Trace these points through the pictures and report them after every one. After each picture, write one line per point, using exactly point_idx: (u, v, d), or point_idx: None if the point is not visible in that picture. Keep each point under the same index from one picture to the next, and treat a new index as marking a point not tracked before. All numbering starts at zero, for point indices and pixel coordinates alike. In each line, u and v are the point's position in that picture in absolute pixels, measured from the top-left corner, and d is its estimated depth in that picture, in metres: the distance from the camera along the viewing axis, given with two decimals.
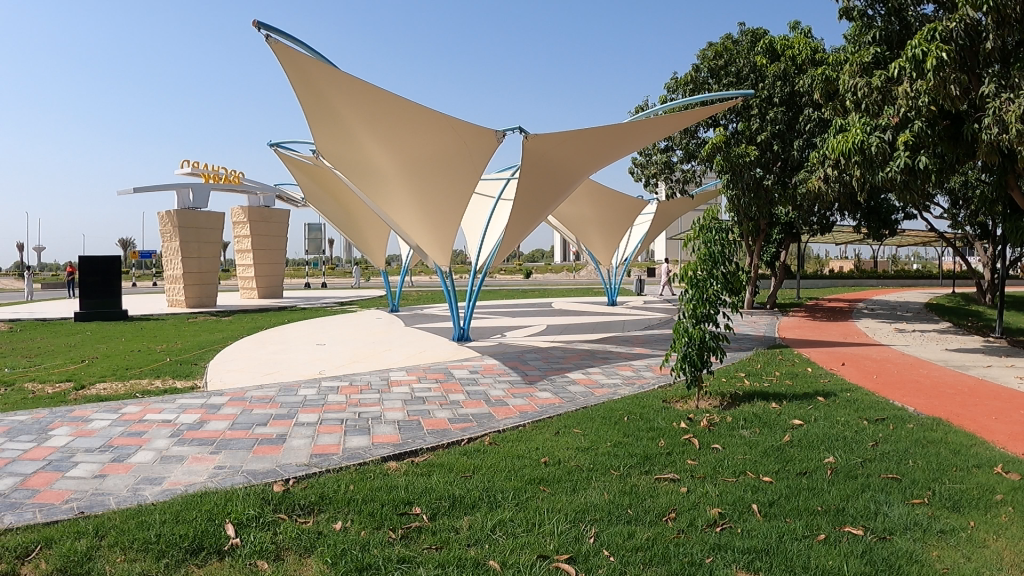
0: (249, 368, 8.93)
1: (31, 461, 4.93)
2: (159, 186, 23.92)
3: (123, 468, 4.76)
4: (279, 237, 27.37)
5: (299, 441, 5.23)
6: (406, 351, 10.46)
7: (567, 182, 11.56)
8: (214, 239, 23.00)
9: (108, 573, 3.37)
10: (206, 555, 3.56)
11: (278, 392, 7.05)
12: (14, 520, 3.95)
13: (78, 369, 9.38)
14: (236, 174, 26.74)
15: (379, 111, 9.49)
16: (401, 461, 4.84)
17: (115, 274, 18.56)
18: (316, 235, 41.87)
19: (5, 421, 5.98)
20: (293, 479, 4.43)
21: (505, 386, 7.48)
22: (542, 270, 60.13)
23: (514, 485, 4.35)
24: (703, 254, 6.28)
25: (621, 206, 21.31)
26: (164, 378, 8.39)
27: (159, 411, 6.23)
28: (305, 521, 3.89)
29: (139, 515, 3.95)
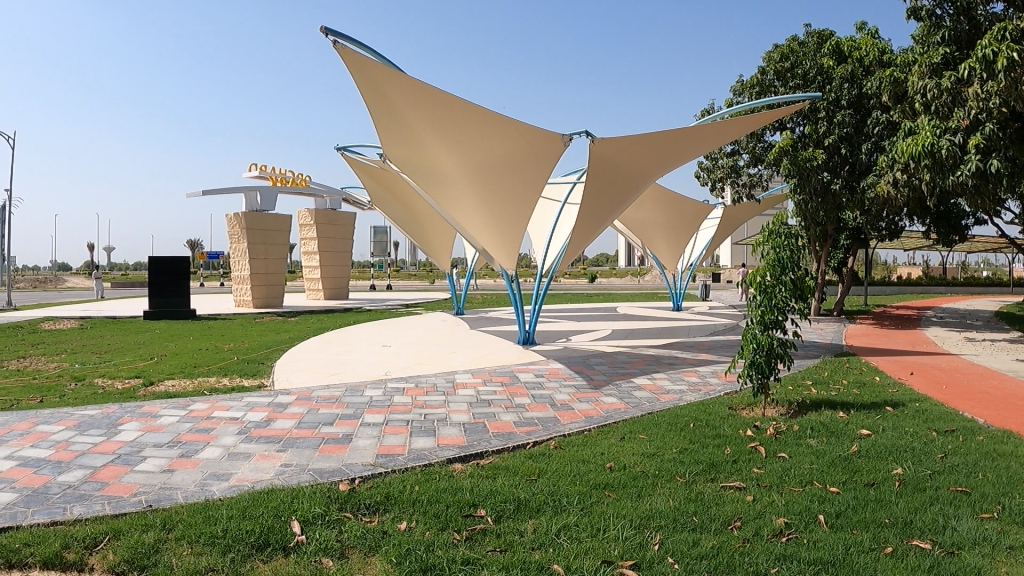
0: (315, 368, 9.10)
1: (100, 454, 5.07)
2: (226, 188, 24.43)
3: (191, 464, 4.87)
4: (345, 239, 27.74)
5: (365, 441, 5.29)
6: (468, 354, 10.54)
7: (632, 187, 11.50)
8: (281, 241, 23.43)
9: (176, 565, 3.47)
10: (272, 551, 3.63)
11: (344, 392, 7.14)
12: (84, 511, 4.08)
13: (147, 367, 9.61)
14: (303, 176, 27.14)
15: (442, 112, 9.51)
16: (467, 463, 4.87)
17: (183, 274, 18.95)
18: (382, 237, 42.51)
19: (76, 415, 6.18)
20: (358, 478, 4.49)
21: (570, 389, 7.47)
22: (607, 273, 59.90)
23: (580, 489, 4.33)
24: (772, 260, 6.18)
25: (687, 211, 21.16)
26: (233, 376, 8.57)
27: (227, 409, 6.36)
28: (370, 521, 3.93)
29: (207, 510, 4.03)
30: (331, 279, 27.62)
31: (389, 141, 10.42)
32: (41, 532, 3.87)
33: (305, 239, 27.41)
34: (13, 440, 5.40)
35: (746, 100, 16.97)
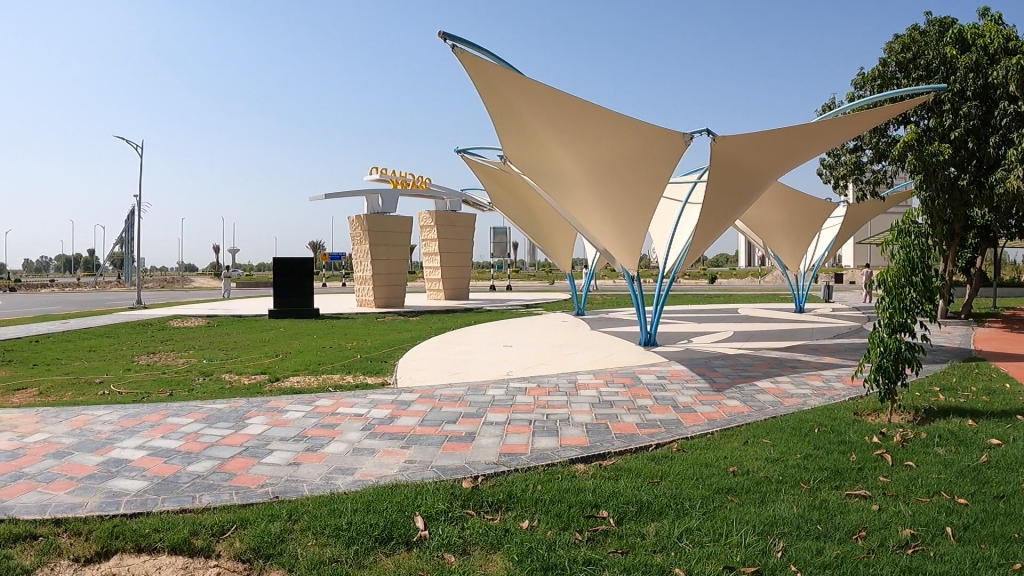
0: (437, 367, 9.26)
1: (228, 447, 5.28)
2: (346, 192, 25.20)
3: (316, 458, 5.02)
4: (463, 240, 28.14)
5: (487, 440, 5.34)
6: (591, 354, 10.55)
7: (754, 186, 11.27)
8: (402, 242, 23.97)
9: (301, 555, 3.61)
10: (395, 544, 3.71)
11: (466, 391, 7.24)
12: (213, 500, 4.26)
13: (273, 363, 9.98)
14: (424, 178, 27.62)
15: (561, 110, 9.49)
16: (589, 464, 4.86)
17: (306, 275, 19.58)
18: (500, 239, 43.28)
19: (206, 409, 6.47)
20: (481, 476, 4.54)
21: (692, 392, 7.38)
22: (725, 275, 58.77)
23: (702, 493, 4.28)
24: (902, 260, 5.97)
25: (810, 210, 20.63)
26: (355, 374, 8.82)
27: (351, 405, 6.54)
28: (493, 518, 3.97)
29: (332, 503, 4.15)
30: (450, 280, 28.06)
31: (509, 145, 10.53)
32: (172, 519, 4.08)
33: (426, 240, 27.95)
34: (146, 431, 5.70)
35: (868, 93, 16.39)
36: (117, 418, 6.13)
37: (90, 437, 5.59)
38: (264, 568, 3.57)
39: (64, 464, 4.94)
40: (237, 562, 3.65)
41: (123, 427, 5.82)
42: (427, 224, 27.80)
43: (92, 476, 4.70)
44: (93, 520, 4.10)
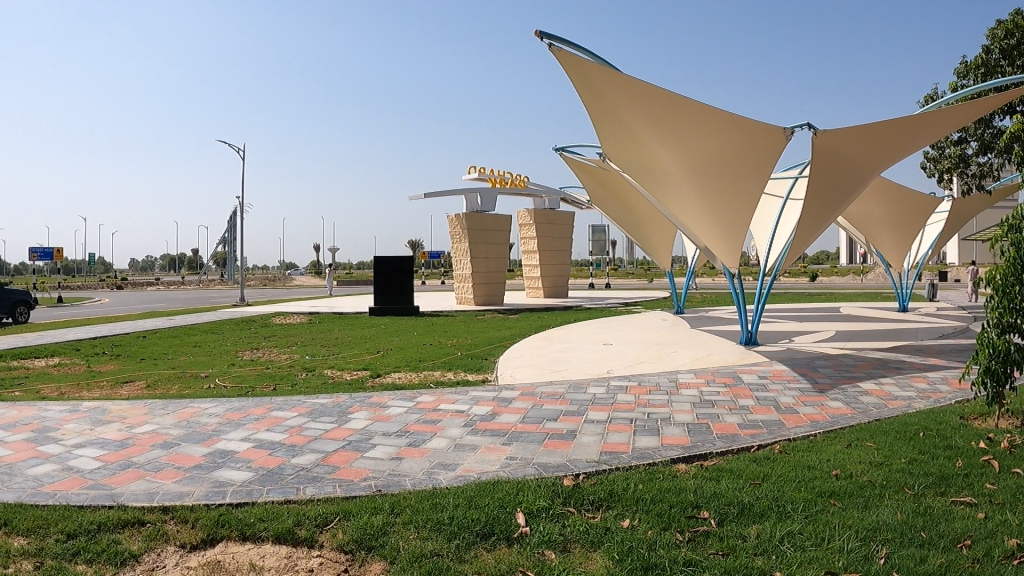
0: (537, 365, 9.30)
1: (331, 440, 5.39)
2: (443, 193, 25.55)
3: (418, 453, 5.08)
4: (563, 238, 28.21)
5: (589, 438, 5.33)
6: (691, 354, 10.41)
7: (857, 179, 10.94)
8: (502, 241, 24.37)
9: (402, 548, 3.69)
10: (496, 540, 3.74)
11: (567, 389, 7.25)
12: (316, 492, 4.36)
13: (374, 359, 10.18)
14: (522, 176, 27.68)
15: (658, 103, 9.54)
16: (691, 464, 4.81)
17: (406, 276, 19.82)
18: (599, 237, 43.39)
19: (310, 403, 6.63)
20: (583, 475, 4.52)
21: (795, 393, 7.24)
22: (826, 273, 57.34)
23: (805, 496, 4.19)
24: (1010, 258, 5.77)
25: (914, 204, 20.05)
26: (456, 370, 8.94)
27: (453, 402, 6.61)
28: (594, 516, 3.97)
29: (433, 497, 4.20)
30: (549, 278, 28.25)
31: (608, 140, 10.57)
32: (276, 509, 4.22)
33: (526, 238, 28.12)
34: (251, 423, 5.90)
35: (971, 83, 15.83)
36: (223, 410, 6.40)
37: (197, 428, 5.88)
38: (366, 559, 3.67)
39: (174, 454, 5.21)
40: (339, 552, 3.76)
41: (228, 420, 6.06)
42: (525, 222, 27.91)
43: (199, 467, 4.93)
44: (199, 509, 4.28)
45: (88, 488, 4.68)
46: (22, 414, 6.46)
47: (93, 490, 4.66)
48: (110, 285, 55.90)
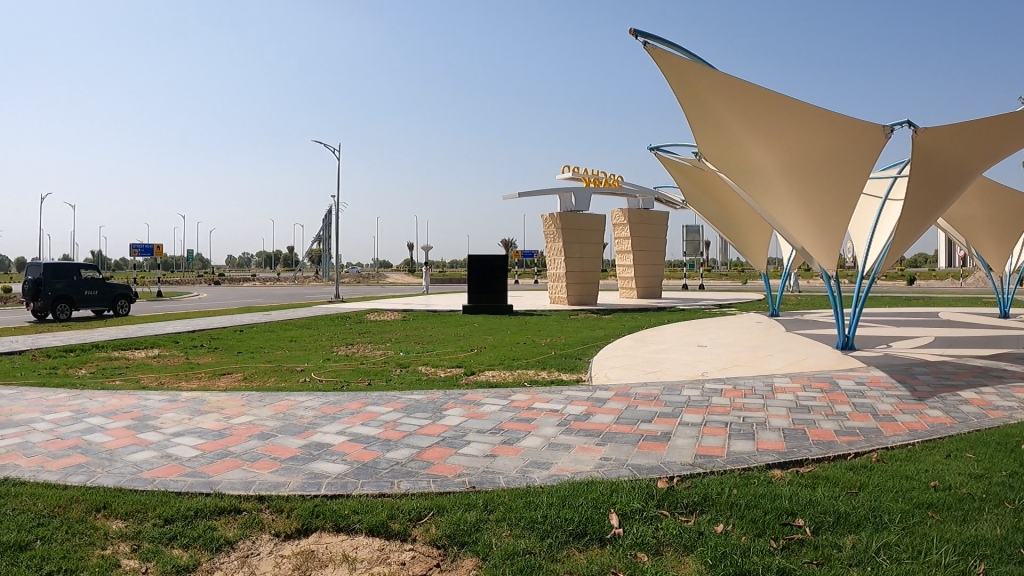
0: (631, 366, 9.35)
1: (425, 436, 5.51)
2: (534, 193, 25.89)
3: (512, 451, 5.13)
4: (657, 238, 28.53)
5: (684, 440, 5.39)
6: (788, 358, 10.22)
7: (958, 181, 10.66)
8: (595, 240, 25.55)
9: (495, 545, 3.78)
10: (589, 540, 3.82)
11: (662, 390, 7.30)
12: (411, 486, 4.50)
13: (468, 357, 10.45)
14: (616, 175, 27.85)
15: (741, 90, 10.02)
16: (787, 470, 4.85)
17: (497, 272, 21.36)
18: (692, 237, 43.39)
19: (406, 399, 6.88)
20: (677, 477, 4.64)
21: (892, 400, 7.12)
22: (923, 277, 55.82)
23: (901, 506, 4.14)
24: None
25: (1016, 204, 19.38)
26: (550, 370, 9.05)
27: (547, 400, 6.75)
28: (687, 520, 4.03)
29: (528, 496, 4.30)
30: (643, 278, 28.48)
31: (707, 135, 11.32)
32: (370, 503, 4.36)
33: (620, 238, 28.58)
34: (347, 418, 6.15)
35: None
36: (318, 404, 6.78)
37: (294, 421, 6.23)
38: (459, 554, 3.78)
39: (269, 445, 5.48)
40: (432, 547, 3.89)
41: (324, 413, 6.36)
42: (619, 222, 28.35)
43: (294, 458, 5.14)
44: (294, 499, 4.44)
45: (186, 475, 4.91)
46: (125, 403, 7.33)
47: (191, 476, 4.91)
48: (214, 283, 58.89)
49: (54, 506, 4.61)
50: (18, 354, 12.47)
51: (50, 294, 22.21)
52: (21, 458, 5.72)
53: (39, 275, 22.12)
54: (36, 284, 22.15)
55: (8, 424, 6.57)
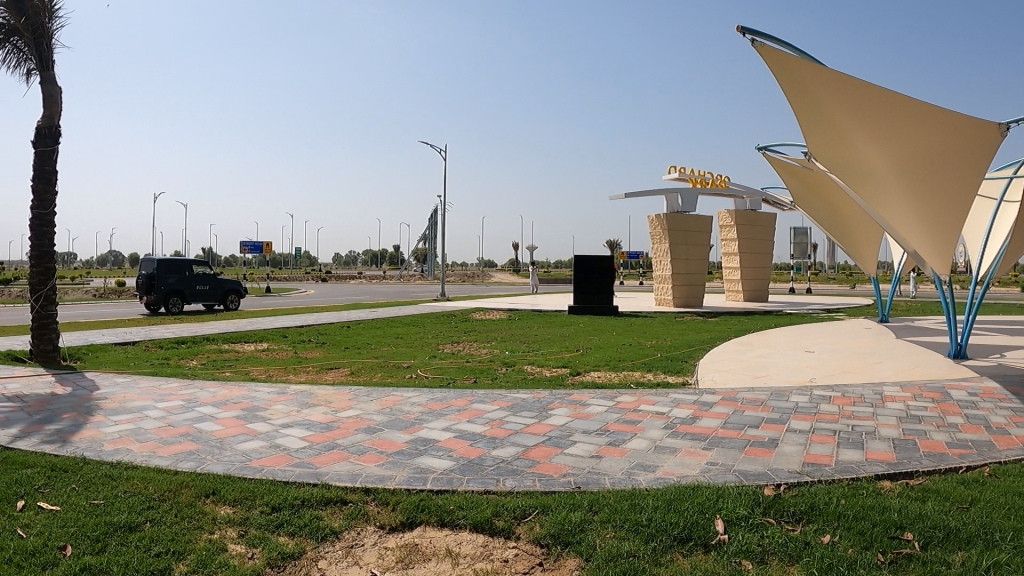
0: (737, 369, 9.71)
1: (532, 435, 5.94)
2: (640, 194, 25.90)
3: (617, 452, 5.44)
4: (765, 241, 28.22)
5: (791, 448, 5.59)
6: (897, 366, 9.97)
7: None
8: (702, 242, 25.49)
9: (598, 546, 3.81)
10: (693, 546, 3.82)
11: (768, 396, 7.69)
12: (517, 484, 4.68)
13: (574, 357, 11.32)
14: (723, 176, 27.59)
15: (842, 85, 10.94)
16: (896, 482, 4.82)
17: (605, 277, 22.13)
18: (803, 239, 42.49)
19: (515, 399, 7.50)
20: (784, 485, 4.70)
21: (1009, 412, 6.85)
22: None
23: (1014, 524, 3.97)
24: None
25: None
26: (656, 371, 9.71)
27: (653, 403, 7.23)
28: (793, 530, 3.99)
29: (633, 499, 4.39)
30: (750, 281, 28.13)
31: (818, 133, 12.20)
32: (474, 499, 4.49)
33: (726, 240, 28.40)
34: (454, 415, 6.70)
35: None
36: (425, 400, 7.40)
37: (399, 416, 6.74)
38: (562, 554, 3.81)
39: (376, 439, 5.80)
40: (535, 546, 3.94)
41: (431, 410, 6.96)
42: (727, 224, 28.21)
43: (401, 453, 5.43)
44: (399, 493, 4.57)
45: (293, 466, 5.12)
46: (235, 393, 8.00)
47: (299, 467, 5.11)
48: (322, 280, 61.08)
49: (165, 490, 4.81)
50: (136, 344, 13.27)
51: (163, 288, 23.60)
52: (135, 443, 6.04)
53: (151, 271, 23.63)
54: (149, 278, 23.65)
55: (125, 411, 7.33)
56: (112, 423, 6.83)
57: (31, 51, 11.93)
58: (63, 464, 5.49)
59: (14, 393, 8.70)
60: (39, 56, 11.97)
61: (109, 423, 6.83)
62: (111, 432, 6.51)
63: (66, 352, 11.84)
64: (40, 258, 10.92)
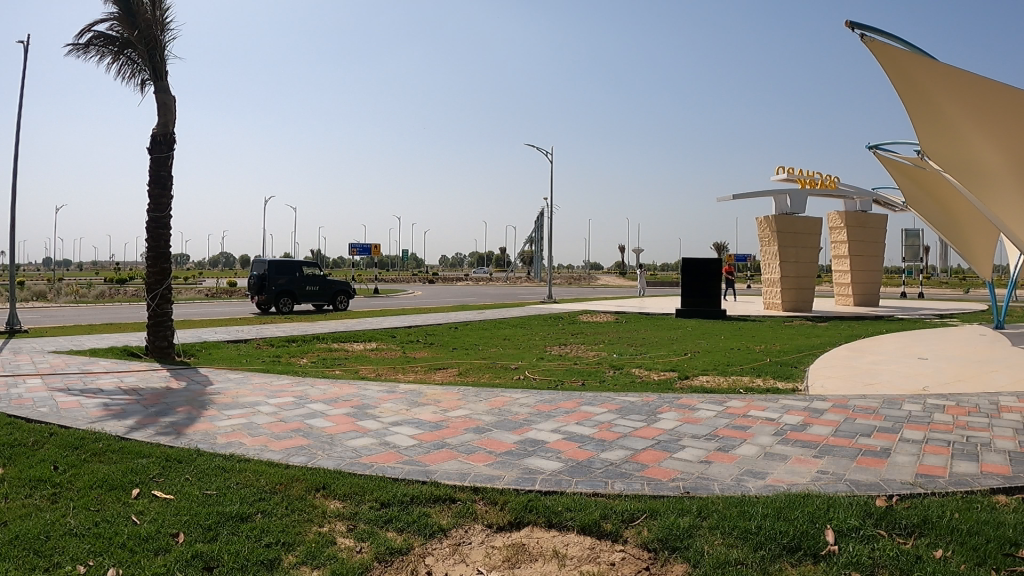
0: (849, 376, 9.41)
1: (641, 439, 5.95)
2: (746, 194, 25.42)
3: (726, 458, 5.41)
4: (876, 242, 27.33)
5: (903, 458, 5.42)
6: (1017, 374, 9.52)
7: None
8: (811, 244, 24.90)
9: (706, 552, 3.77)
10: (802, 555, 3.74)
11: (881, 404, 7.45)
12: (625, 488, 4.70)
13: (682, 361, 11.21)
14: (832, 177, 26.80)
15: (956, 79, 11.02)
16: (1013, 496, 4.62)
17: (711, 278, 21.94)
18: (915, 241, 40.82)
19: (623, 401, 7.52)
20: (896, 496, 4.57)
21: None
22: None
23: None
24: None
25: None
26: (765, 377, 9.52)
27: (762, 409, 7.13)
28: (904, 543, 3.87)
29: (741, 505, 4.34)
30: (860, 284, 27.33)
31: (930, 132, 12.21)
32: (582, 501, 4.52)
33: (835, 242, 27.60)
34: (562, 416, 6.76)
35: None
36: (533, 402, 7.48)
37: (508, 416, 6.85)
38: (669, 559, 3.80)
39: (484, 439, 5.93)
40: (643, 550, 3.93)
41: (540, 411, 7.05)
42: (836, 225, 27.36)
43: (510, 453, 5.54)
44: (507, 493, 4.63)
45: (402, 463, 5.26)
46: (347, 391, 8.24)
47: (408, 464, 5.26)
48: (428, 282, 62.29)
49: (277, 483, 4.99)
50: (248, 342, 13.78)
51: (273, 288, 24.63)
52: (247, 436, 6.28)
53: (263, 272, 24.72)
54: (261, 278, 24.74)
55: (238, 405, 7.64)
56: (225, 417, 7.13)
57: (146, 62, 12.49)
58: (177, 454, 5.76)
59: (132, 386, 9.17)
60: (153, 67, 12.50)
61: (223, 417, 7.14)
62: (224, 425, 6.79)
63: (180, 349, 12.41)
64: (156, 258, 11.42)
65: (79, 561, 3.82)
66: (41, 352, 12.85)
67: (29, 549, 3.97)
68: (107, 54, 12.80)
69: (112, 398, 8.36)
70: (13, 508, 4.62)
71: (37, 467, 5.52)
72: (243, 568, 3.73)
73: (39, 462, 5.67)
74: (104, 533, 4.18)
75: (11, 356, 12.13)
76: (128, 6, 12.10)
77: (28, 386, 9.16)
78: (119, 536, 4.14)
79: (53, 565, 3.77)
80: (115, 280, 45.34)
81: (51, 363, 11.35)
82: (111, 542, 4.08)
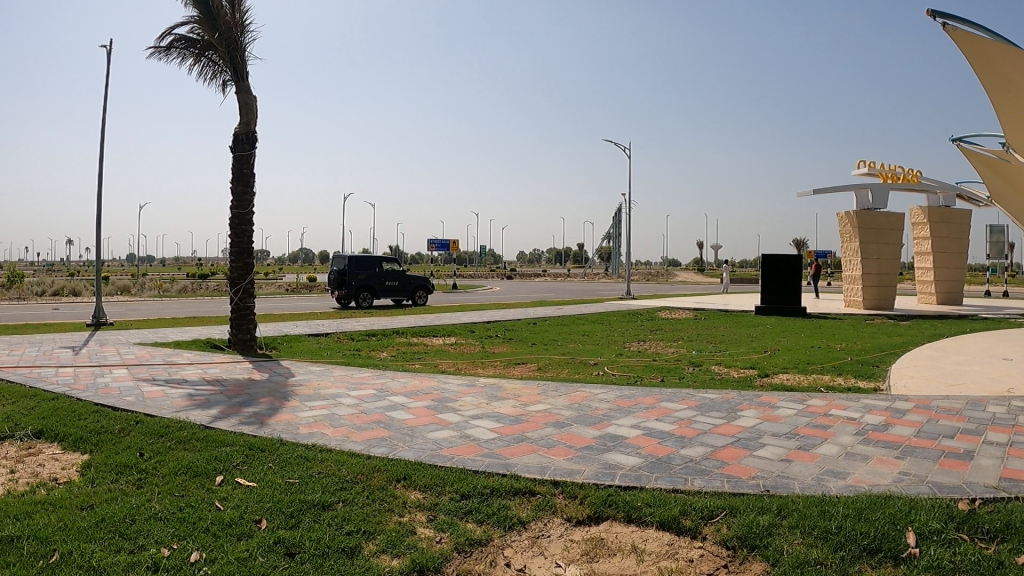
0: (932, 376, 9.18)
1: (720, 436, 5.93)
2: (828, 188, 24.88)
3: (808, 457, 5.36)
4: (961, 239, 26.54)
5: (988, 461, 5.28)
6: None
7: None
8: (894, 240, 24.31)
9: (785, 551, 3.75)
10: (882, 557, 3.70)
11: (965, 405, 7.27)
12: (704, 484, 4.72)
13: (762, 359, 11.06)
14: (915, 171, 26.10)
15: None
16: None
17: (794, 276, 21.52)
18: (999, 237, 39.40)
19: (702, 398, 7.47)
20: (980, 499, 4.47)
21: None
22: None
23: None
24: None
25: None
26: (846, 376, 9.35)
27: (844, 408, 7.01)
28: (986, 548, 3.79)
29: (822, 505, 4.31)
30: (945, 282, 26.53)
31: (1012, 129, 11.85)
32: (662, 497, 4.54)
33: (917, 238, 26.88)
34: (641, 413, 6.77)
35: None
36: (613, 398, 7.49)
37: (588, 411, 6.87)
38: (748, 557, 3.80)
39: (564, 433, 6.00)
40: (721, 547, 3.94)
41: (619, 407, 7.06)
42: (918, 220, 26.63)
43: (589, 447, 5.60)
44: (586, 488, 4.69)
45: (482, 456, 5.37)
46: (427, 384, 8.42)
47: (488, 457, 5.36)
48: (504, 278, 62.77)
49: (359, 473, 5.13)
50: (329, 336, 14.10)
51: (353, 283, 25.23)
52: (328, 428, 6.47)
53: (343, 267, 25.26)
54: (341, 273, 25.32)
55: (320, 397, 7.87)
56: (307, 408, 7.34)
57: (227, 63, 12.86)
58: (260, 443, 5.97)
59: (217, 378, 9.48)
60: (235, 68, 12.87)
61: (304, 408, 7.35)
62: (307, 416, 7.00)
63: (263, 342, 12.78)
64: (239, 254, 11.76)
65: (163, 543, 4.02)
66: (128, 343, 13.39)
67: (116, 532, 4.18)
68: (188, 57, 13.24)
69: (197, 389, 8.67)
70: (101, 492, 4.87)
71: (125, 454, 5.79)
72: (323, 555, 3.86)
73: (127, 448, 5.95)
74: (189, 517, 4.38)
75: (102, 348, 12.65)
76: (209, 10, 12.51)
77: (117, 376, 9.58)
78: (202, 521, 4.32)
79: (138, 547, 3.97)
80: (197, 276, 46.90)
81: (139, 355, 11.82)
82: (195, 526, 4.26)
